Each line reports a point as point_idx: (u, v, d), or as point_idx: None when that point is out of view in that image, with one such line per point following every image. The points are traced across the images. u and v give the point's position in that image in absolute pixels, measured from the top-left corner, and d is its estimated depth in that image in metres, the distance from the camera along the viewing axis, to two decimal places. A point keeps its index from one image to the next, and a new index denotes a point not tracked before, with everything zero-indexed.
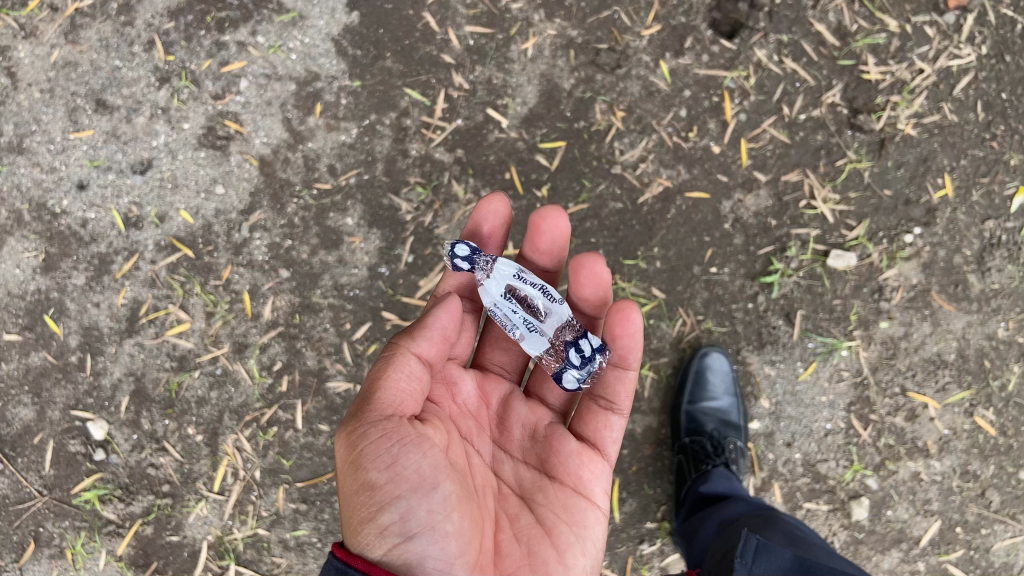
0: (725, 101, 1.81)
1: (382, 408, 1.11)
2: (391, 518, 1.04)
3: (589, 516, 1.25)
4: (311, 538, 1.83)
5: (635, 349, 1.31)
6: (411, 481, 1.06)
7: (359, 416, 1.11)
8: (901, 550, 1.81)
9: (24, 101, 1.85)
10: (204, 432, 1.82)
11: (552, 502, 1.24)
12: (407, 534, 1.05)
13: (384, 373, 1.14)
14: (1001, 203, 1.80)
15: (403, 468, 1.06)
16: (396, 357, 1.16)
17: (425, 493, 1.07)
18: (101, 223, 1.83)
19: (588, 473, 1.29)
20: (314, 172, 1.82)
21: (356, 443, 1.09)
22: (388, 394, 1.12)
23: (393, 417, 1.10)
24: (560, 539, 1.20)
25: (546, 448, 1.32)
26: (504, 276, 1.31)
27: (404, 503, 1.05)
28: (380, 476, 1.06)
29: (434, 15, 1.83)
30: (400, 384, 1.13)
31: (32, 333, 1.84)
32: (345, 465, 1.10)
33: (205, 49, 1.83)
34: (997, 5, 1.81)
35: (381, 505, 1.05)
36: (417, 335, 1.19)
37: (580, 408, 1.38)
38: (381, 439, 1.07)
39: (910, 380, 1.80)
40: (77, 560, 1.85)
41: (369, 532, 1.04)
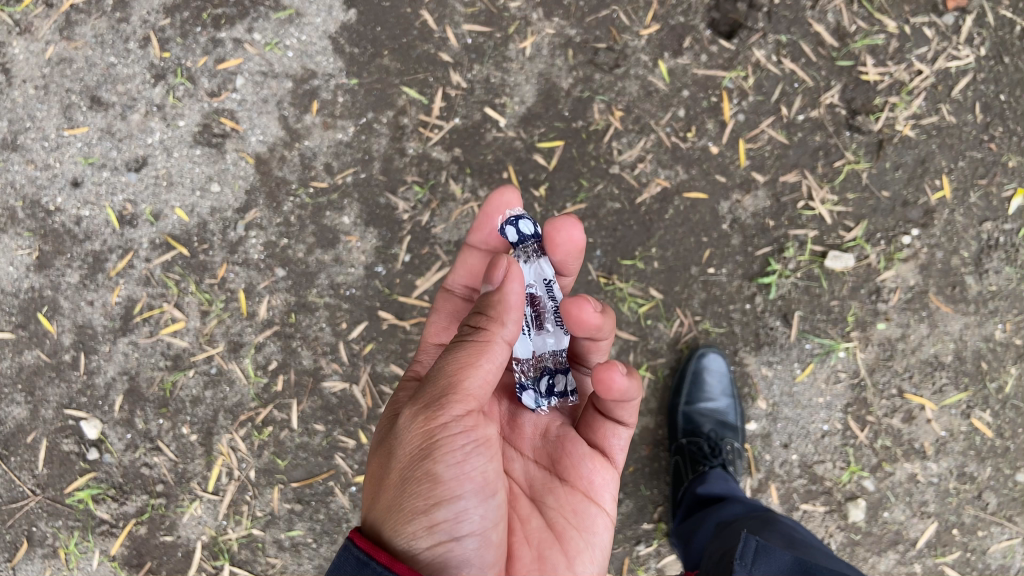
0: (724, 101, 1.80)
1: (465, 398, 1.04)
2: (448, 516, 1.00)
3: (597, 522, 1.25)
4: (306, 538, 1.82)
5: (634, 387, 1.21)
6: (477, 483, 1.03)
7: (439, 398, 1.04)
8: (897, 552, 1.81)
9: (19, 97, 1.83)
10: (199, 432, 1.81)
11: (562, 505, 1.24)
12: (459, 533, 1.01)
13: (471, 357, 1.05)
14: (999, 204, 1.80)
15: (473, 469, 1.03)
16: (486, 340, 1.06)
17: (484, 498, 1.04)
18: (95, 221, 1.82)
19: (600, 478, 1.28)
20: (310, 170, 1.81)
21: (432, 428, 1.02)
22: (473, 384, 1.05)
23: (471, 411, 1.05)
24: (570, 544, 1.20)
25: (558, 450, 1.30)
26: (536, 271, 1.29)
27: (465, 504, 1.02)
28: (449, 470, 1.01)
29: (431, 13, 1.82)
30: (487, 377, 1.06)
31: (26, 331, 1.83)
32: (412, 446, 1.02)
33: (201, 46, 1.82)
34: (996, 7, 1.81)
35: (443, 499, 1.00)
36: (505, 319, 1.08)
37: (588, 416, 1.33)
38: (460, 433, 1.02)
39: (907, 382, 1.80)
40: (70, 560, 1.84)
41: (419, 526, 0.98)
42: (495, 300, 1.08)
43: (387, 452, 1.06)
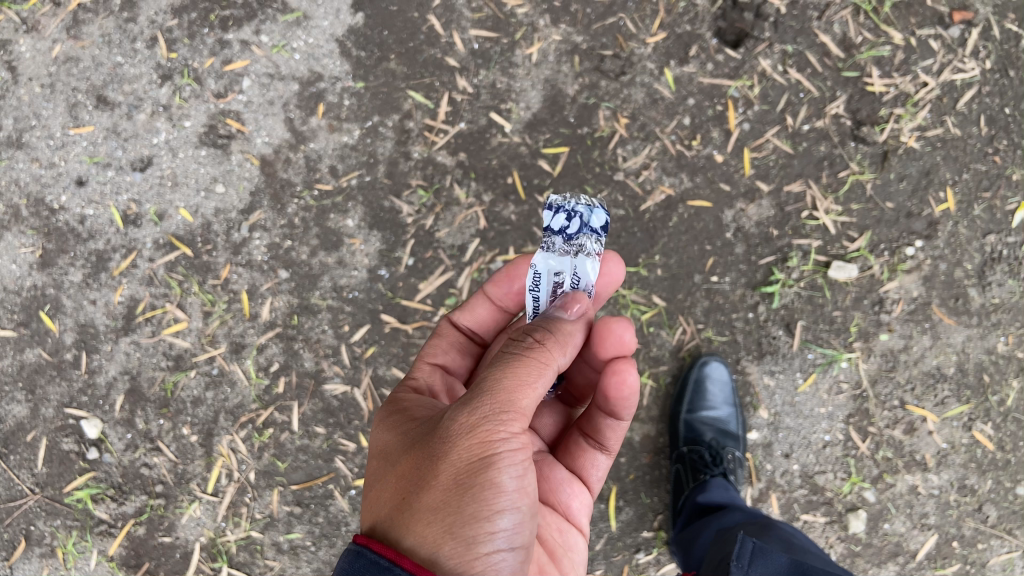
0: (729, 110, 1.80)
1: (520, 415, 0.98)
2: (498, 533, 0.94)
3: (577, 542, 1.26)
4: (305, 541, 1.82)
5: (630, 407, 1.24)
6: (528, 502, 0.98)
7: (494, 410, 0.97)
8: (897, 564, 1.81)
9: (25, 95, 1.83)
10: (199, 432, 1.81)
11: (549, 524, 1.23)
12: (506, 549, 0.95)
13: (528, 372, 1.00)
14: (1002, 217, 1.80)
15: (526, 486, 0.98)
16: (544, 360, 1.03)
17: (532, 516, 0.99)
18: (99, 220, 1.82)
19: (577, 502, 1.30)
20: (315, 172, 1.81)
21: (487, 439, 0.95)
22: (527, 402, 1.00)
23: (525, 429, 1.00)
24: (562, 559, 1.21)
25: (537, 474, 1.30)
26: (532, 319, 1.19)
27: (515, 522, 0.96)
28: (504, 484, 0.95)
29: (438, 18, 1.82)
30: (539, 397, 1.02)
31: (27, 330, 1.83)
32: (462, 454, 0.95)
33: (208, 47, 1.82)
34: (1002, 20, 1.81)
35: (494, 514, 0.94)
36: (564, 348, 1.07)
37: (569, 442, 1.36)
38: (515, 448, 0.97)
39: (909, 393, 1.79)
40: (68, 559, 1.83)
41: (470, 538, 0.92)
42: (565, 333, 1.09)
43: (426, 456, 0.97)
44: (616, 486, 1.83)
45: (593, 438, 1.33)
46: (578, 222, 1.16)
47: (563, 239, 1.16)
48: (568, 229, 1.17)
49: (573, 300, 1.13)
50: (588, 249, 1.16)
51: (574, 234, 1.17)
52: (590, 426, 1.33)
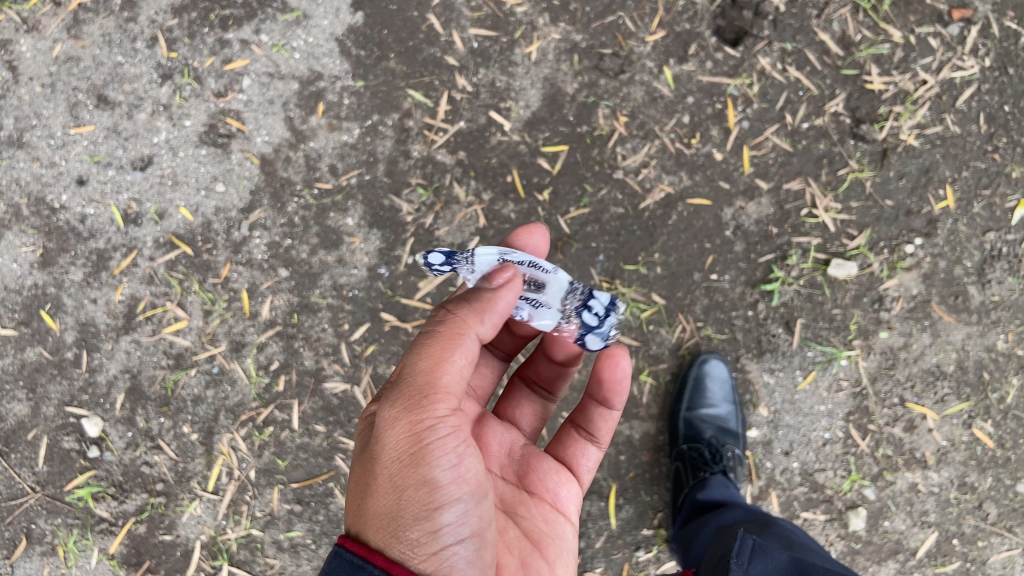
0: (728, 108, 1.81)
1: (445, 397, 0.98)
2: (443, 527, 0.95)
3: (565, 531, 1.26)
4: (305, 539, 1.82)
5: (623, 395, 1.29)
6: (469, 488, 0.98)
7: (416, 402, 0.98)
8: (897, 562, 1.80)
9: (25, 94, 1.84)
10: (199, 431, 1.81)
11: (534, 516, 1.23)
12: (456, 542, 0.96)
13: (443, 353, 1.00)
14: (1002, 215, 1.80)
15: (464, 473, 0.97)
16: (457, 333, 1.01)
17: (479, 501, 0.99)
18: (99, 219, 1.82)
19: (564, 491, 1.30)
20: (315, 171, 1.81)
21: (415, 433, 0.96)
22: (450, 382, 1.00)
23: (454, 410, 0.99)
24: (548, 550, 1.20)
25: (524, 466, 1.30)
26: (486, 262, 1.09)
27: (460, 511, 0.97)
28: (440, 479, 0.96)
29: (438, 17, 1.83)
30: (461, 374, 1.01)
31: (28, 328, 1.83)
32: (395, 452, 0.97)
33: (208, 47, 1.83)
34: (1002, 18, 1.81)
35: (436, 510, 0.95)
36: (486, 316, 1.03)
37: (561, 435, 1.39)
38: (445, 435, 0.97)
39: (909, 391, 1.79)
40: (69, 558, 1.83)
41: (416, 537, 0.94)
42: (484, 301, 1.03)
43: (370, 461, 1.00)
44: (616, 484, 1.83)
45: (584, 429, 1.37)
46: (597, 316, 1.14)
47: (581, 308, 1.14)
48: (591, 321, 1.14)
49: (501, 270, 1.05)
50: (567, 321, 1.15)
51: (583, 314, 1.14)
52: (582, 417, 1.37)
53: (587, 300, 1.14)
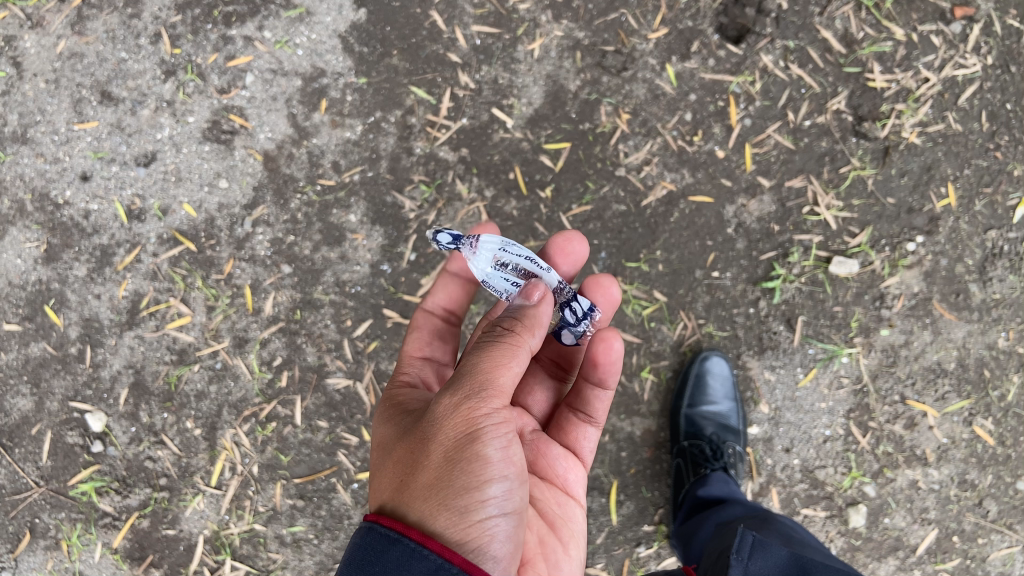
0: (730, 105, 1.81)
1: (500, 392, 1.01)
2: (489, 502, 0.97)
3: (576, 513, 1.30)
4: (308, 534, 1.83)
5: (615, 373, 1.31)
6: (515, 471, 1.00)
7: (474, 391, 1.00)
8: (898, 558, 1.81)
9: (29, 90, 1.85)
10: (202, 426, 1.82)
11: (547, 497, 1.27)
12: (498, 517, 0.97)
13: (502, 353, 1.02)
14: (1003, 212, 1.80)
15: (512, 456, 1.00)
16: (515, 342, 1.04)
17: (521, 484, 1.02)
18: (103, 214, 1.83)
19: (573, 474, 1.34)
20: (317, 167, 1.82)
21: (471, 417, 0.98)
22: (506, 379, 1.02)
23: (505, 405, 1.02)
24: (562, 532, 1.24)
25: (534, 451, 1.32)
26: (488, 252, 1.17)
27: (506, 491, 0.99)
28: (490, 457, 0.98)
29: (441, 14, 1.83)
30: (517, 374, 1.04)
31: (32, 324, 1.84)
32: (448, 434, 0.98)
33: (212, 43, 1.83)
34: (1004, 16, 1.81)
35: (484, 485, 0.97)
36: (537, 328, 1.08)
37: (560, 419, 1.39)
38: (498, 422, 1.00)
39: (910, 388, 1.80)
40: (73, 552, 1.85)
41: (462, 510, 0.94)
42: (532, 315, 1.08)
43: (418, 441, 1.00)
44: (617, 480, 1.83)
45: (580, 411, 1.38)
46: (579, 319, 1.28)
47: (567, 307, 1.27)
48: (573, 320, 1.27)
49: (533, 289, 1.12)
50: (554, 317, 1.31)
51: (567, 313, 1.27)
52: (577, 399, 1.38)
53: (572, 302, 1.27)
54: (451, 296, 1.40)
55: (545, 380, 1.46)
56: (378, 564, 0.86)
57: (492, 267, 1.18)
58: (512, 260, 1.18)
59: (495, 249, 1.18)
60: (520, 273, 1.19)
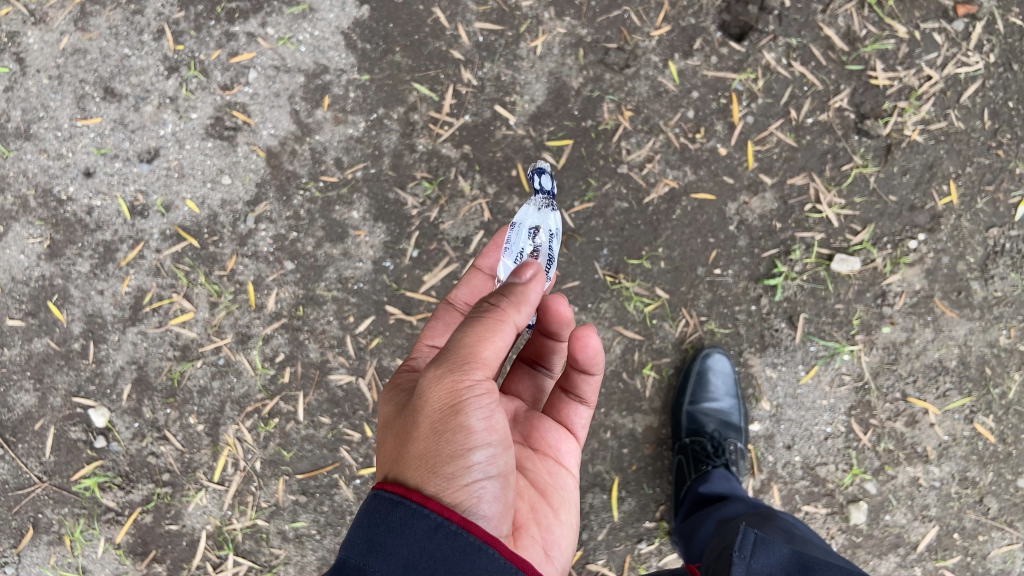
0: (733, 103, 1.81)
1: (484, 366, 0.99)
2: (475, 466, 0.97)
3: (567, 482, 1.31)
4: (310, 530, 1.83)
5: (600, 361, 1.26)
6: (498, 437, 1.00)
7: (457, 365, 0.98)
8: (898, 555, 1.82)
9: (32, 86, 1.85)
10: (205, 422, 1.82)
11: (539, 468, 1.29)
12: (484, 479, 0.98)
13: (487, 328, 0.99)
14: (1005, 210, 1.80)
15: (496, 424, 1.00)
16: (500, 318, 1.01)
17: (506, 449, 1.02)
18: (106, 210, 1.83)
19: (565, 446, 1.36)
20: (320, 164, 1.82)
21: (453, 389, 0.97)
22: (490, 353, 0.99)
23: (491, 378, 1.01)
24: (553, 498, 1.25)
25: (527, 426, 1.35)
26: (546, 218, 1.25)
27: (489, 455, 0.99)
28: (474, 426, 0.98)
29: (444, 11, 1.83)
30: (502, 349, 1.01)
31: (36, 319, 1.84)
32: (433, 406, 0.98)
33: (215, 40, 1.84)
34: (1007, 14, 1.81)
35: (468, 451, 0.97)
36: (523, 306, 1.03)
37: (551, 397, 1.39)
38: (482, 394, 0.98)
39: (911, 386, 1.80)
40: (76, 547, 1.85)
41: (451, 474, 0.95)
42: (520, 292, 1.04)
43: (408, 414, 1.00)
44: (619, 476, 1.84)
45: (570, 391, 1.36)
46: None
47: None
48: None
49: (526, 267, 1.09)
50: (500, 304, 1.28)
51: None
52: (566, 382, 1.35)
53: None
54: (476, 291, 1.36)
55: (529, 371, 1.45)
56: (380, 527, 0.86)
57: (529, 229, 1.24)
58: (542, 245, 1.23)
59: (545, 223, 1.25)
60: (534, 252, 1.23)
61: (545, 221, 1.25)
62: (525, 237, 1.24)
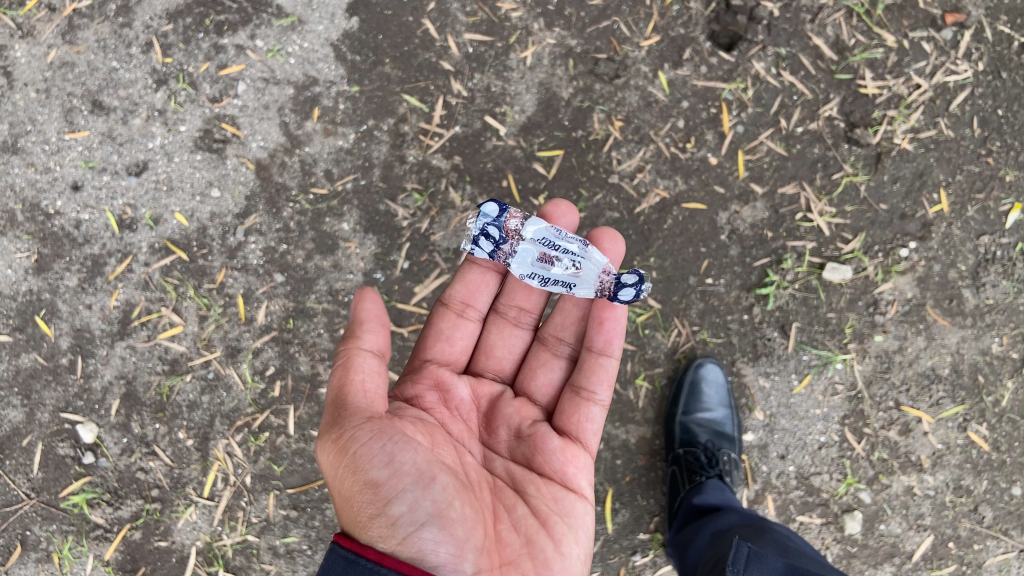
0: (723, 112, 1.81)
1: (355, 410, 1.11)
2: (401, 518, 1.06)
3: (575, 507, 1.28)
4: (301, 545, 1.82)
5: (617, 341, 1.37)
6: (411, 478, 1.08)
7: (336, 420, 1.12)
8: (893, 565, 1.80)
9: (20, 100, 1.84)
10: (195, 436, 1.81)
11: (543, 494, 1.27)
12: (417, 529, 1.06)
13: (346, 374, 1.14)
14: (996, 218, 1.80)
15: (399, 467, 1.07)
16: (350, 353, 1.15)
17: (427, 488, 1.08)
18: (95, 224, 1.82)
19: (572, 467, 1.32)
20: (310, 176, 1.82)
21: (340, 446, 1.10)
22: (357, 397, 1.13)
23: (370, 418, 1.11)
24: (556, 527, 1.23)
25: (531, 446, 1.33)
26: (587, 283, 1.32)
27: (411, 503, 1.06)
28: (378, 478, 1.07)
29: (433, 22, 1.83)
30: (364, 385, 1.14)
31: (23, 334, 1.83)
32: (335, 470, 1.11)
33: (203, 52, 1.83)
34: (995, 22, 1.82)
35: (388, 504, 1.06)
36: (359, 331, 1.16)
37: (563, 403, 1.40)
38: (366, 442, 1.08)
39: (904, 394, 1.80)
40: (64, 564, 1.83)
41: (382, 530, 1.06)
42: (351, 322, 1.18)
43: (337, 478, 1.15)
44: (613, 488, 1.83)
45: (582, 390, 1.38)
46: (487, 234, 1.30)
47: (503, 242, 1.30)
48: (489, 231, 1.29)
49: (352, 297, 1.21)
50: (514, 221, 1.30)
51: (501, 232, 1.30)
52: (580, 376, 1.39)
53: (496, 248, 1.31)
54: (471, 289, 1.44)
55: (551, 364, 1.45)
56: None
57: (575, 264, 1.31)
58: (556, 280, 1.31)
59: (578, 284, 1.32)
60: (552, 261, 1.31)
61: (583, 285, 1.31)
62: (574, 259, 1.31)
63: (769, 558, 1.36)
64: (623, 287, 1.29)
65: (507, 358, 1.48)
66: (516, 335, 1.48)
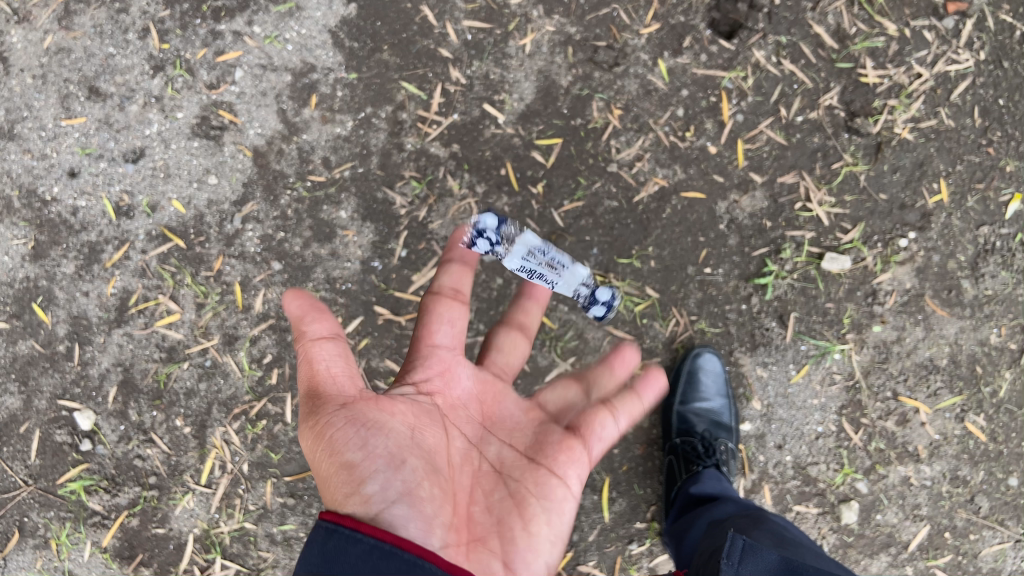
0: (723, 101, 1.80)
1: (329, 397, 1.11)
2: (373, 496, 1.06)
3: (562, 493, 1.21)
4: (298, 532, 1.82)
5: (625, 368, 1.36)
6: (382, 458, 1.09)
7: (312, 407, 1.12)
8: (889, 555, 1.81)
9: (17, 86, 1.83)
10: (192, 424, 1.81)
11: (526, 479, 1.22)
12: (388, 506, 1.06)
13: (309, 360, 1.13)
14: (996, 208, 1.79)
15: (370, 449, 1.09)
16: (303, 342, 1.13)
17: (398, 469, 1.09)
18: (91, 211, 1.82)
19: (565, 455, 1.24)
20: (308, 164, 1.81)
21: (315, 429, 1.11)
22: (328, 382, 1.12)
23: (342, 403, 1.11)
24: (534, 510, 1.18)
25: (532, 437, 1.28)
26: (567, 284, 1.41)
27: (383, 482, 1.07)
28: (351, 457, 1.07)
29: (432, 9, 1.81)
30: (333, 370, 1.13)
31: (20, 321, 1.82)
32: (314, 453, 1.11)
33: (201, 38, 1.82)
34: (997, 11, 1.81)
35: (360, 483, 1.06)
36: (310, 318, 1.14)
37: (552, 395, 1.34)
38: (339, 425, 1.09)
39: (902, 384, 1.79)
40: (62, 550, 1.83)
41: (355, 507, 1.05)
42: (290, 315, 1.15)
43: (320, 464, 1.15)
44: (609, 477, 1.83)
45: (591, 394, 1.35)
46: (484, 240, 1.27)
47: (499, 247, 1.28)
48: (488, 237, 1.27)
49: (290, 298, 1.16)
50: (512, 230, 1.29)
51: (499, 239, 1.28)
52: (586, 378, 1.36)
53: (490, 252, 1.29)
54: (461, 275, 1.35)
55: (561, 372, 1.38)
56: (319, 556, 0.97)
57: (560, 269, 1.38)
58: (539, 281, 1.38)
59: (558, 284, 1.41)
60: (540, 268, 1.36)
61: (562, 285, 1.42)
62: (560, 265, 1.38)
63: (764, 551, 1.35)
64: (596, 297, 1.46)
65: (515, 357, 1.44)
66: (523, 343, 1.45)
